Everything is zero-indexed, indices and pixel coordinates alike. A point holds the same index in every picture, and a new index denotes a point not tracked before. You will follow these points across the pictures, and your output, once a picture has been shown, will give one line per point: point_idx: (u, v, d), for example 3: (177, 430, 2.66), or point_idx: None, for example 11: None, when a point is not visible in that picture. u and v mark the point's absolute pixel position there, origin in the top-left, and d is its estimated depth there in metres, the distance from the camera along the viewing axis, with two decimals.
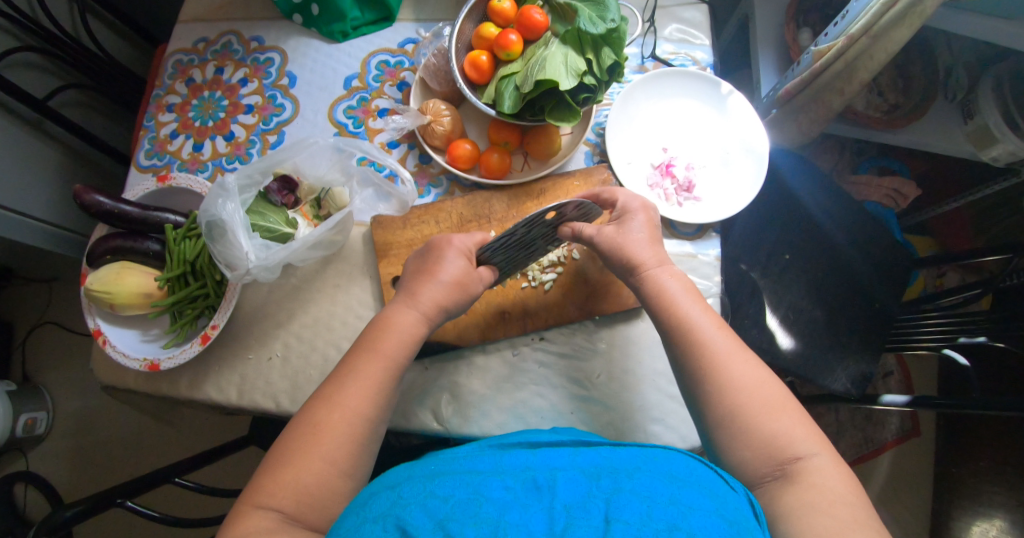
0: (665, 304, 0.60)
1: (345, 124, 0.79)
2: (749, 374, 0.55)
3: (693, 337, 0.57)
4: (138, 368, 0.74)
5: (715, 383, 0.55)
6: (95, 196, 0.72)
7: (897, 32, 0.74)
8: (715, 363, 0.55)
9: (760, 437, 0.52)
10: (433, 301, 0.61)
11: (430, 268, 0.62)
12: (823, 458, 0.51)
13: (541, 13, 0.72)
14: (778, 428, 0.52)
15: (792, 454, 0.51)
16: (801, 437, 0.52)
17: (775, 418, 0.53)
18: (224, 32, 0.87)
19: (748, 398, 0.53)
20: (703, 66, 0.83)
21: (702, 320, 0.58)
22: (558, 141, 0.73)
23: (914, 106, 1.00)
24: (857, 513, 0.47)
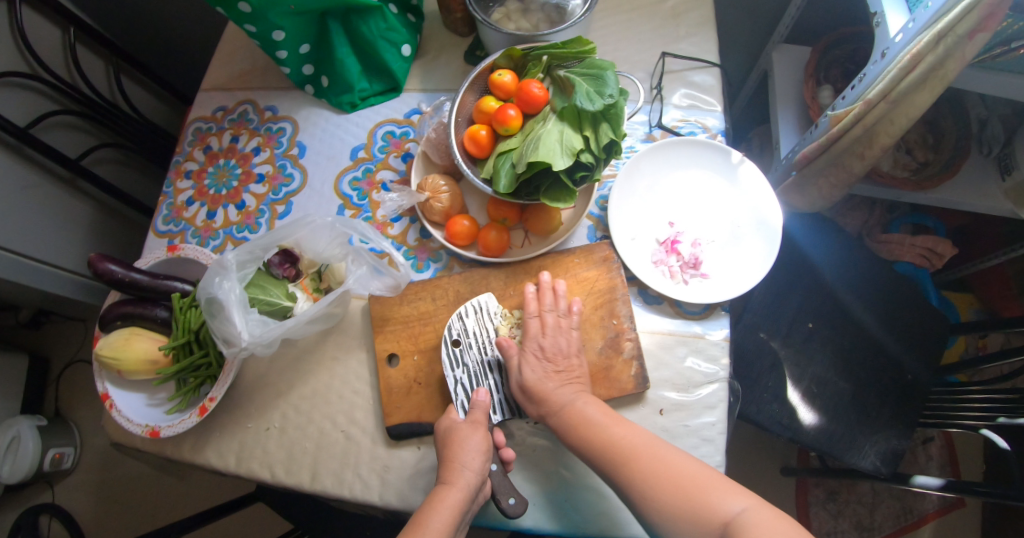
0: (583, 431, 0.61)
1: (349, 196, 0.80)
2: (666, 466, 0.57)
3: (610, 452, 0.59)
4: (141, 434, 0.75)
5: (639, 487, 0.57)
6: (109, 264, 0.75)
7: (918, 96, 0.72)
8: (635, 472, 0.57)
9: (697, 518, 0.54)
10: (466, 464, 0.60)
11: (451, 442, 0.62)
12: (752, 509, 0.53)
13: (540, 87, 0.71)
14: (707, 500, 0.54)
15: (723, 518, 0.53)
16: (728, 498, 0.54)
17: (705, 492, 0.54)
18: (241, 101, 0.90)
19: (666, 489, 0.56)
20: (714, 132, 0.80)
21: (614, 432, 0.60)
22: (557, 218, 0.71)
23: (946, 164, 0.93)
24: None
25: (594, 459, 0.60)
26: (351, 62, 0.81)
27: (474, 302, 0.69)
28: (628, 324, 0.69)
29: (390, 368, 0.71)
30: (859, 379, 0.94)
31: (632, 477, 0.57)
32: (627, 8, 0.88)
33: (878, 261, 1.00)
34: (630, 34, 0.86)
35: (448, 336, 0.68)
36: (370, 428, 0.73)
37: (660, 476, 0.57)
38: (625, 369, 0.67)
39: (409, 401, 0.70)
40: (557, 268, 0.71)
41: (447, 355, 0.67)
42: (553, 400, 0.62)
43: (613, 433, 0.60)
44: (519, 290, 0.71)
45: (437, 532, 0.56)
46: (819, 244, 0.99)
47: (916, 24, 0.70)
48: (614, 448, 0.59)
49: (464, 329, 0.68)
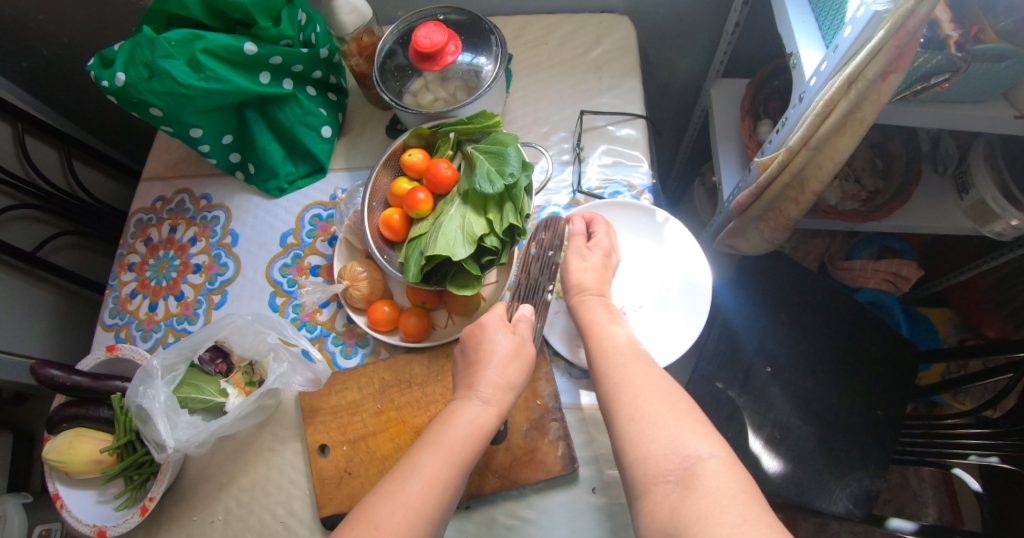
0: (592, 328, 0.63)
1: (280, 283, 0.80)
2: (660, 380, 0.56)
3: (605, 351, 0.60)
4: (90, 534, 0.76)
5: (623, 390, 0.55)
6: (50, 370, 0.77)
7: (840, 140, 0.69)
8: (627, 371, 0.57)
9: (664, 435, 0.50)
10: (503, 385, 0.59)
11: (479, 356, 0.61)
12: (721, 458, 0.48)
13: (449, 166, 0.71)
14: (680, 430, 0.50)
15: (693, 454, 0.48)
16: (703, 439, 0.49)
17: (681, 419, 0.51)
18: (179, 190, 0.92)
19: (651, 401, 0.53)
20: (640, 189, 0.79)
21: (622, 339, 0.61)
22: (475, 299, 0.71)
23: (897, 190, 0.89)
24: (750, 511, 0.44)
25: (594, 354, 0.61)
26: (273, 148, 0.82)
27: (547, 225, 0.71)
28: (552, 403, 0.69)
29: (321, 458, 0.70)
30: (825, 419, 0.90)
31: (623, 374, 0.57)
32: (547, 65, 0.88)
33: (832, 293, 0.97)
34: (550, 92, 0.86)
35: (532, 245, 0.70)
36: (307, 519, 0.73)
37: (647, 385, 0.55)
38: (551, 450, 0.67)
39: (340, 492, 0.69)
40: None
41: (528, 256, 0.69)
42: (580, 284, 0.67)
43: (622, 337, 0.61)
44: (442, 374, 0.70)
45: (456, 444, 0.54)
46: (769, 279, 0.98)
47: (828, 67, 0.67)
48: (617, 344, 0.60)
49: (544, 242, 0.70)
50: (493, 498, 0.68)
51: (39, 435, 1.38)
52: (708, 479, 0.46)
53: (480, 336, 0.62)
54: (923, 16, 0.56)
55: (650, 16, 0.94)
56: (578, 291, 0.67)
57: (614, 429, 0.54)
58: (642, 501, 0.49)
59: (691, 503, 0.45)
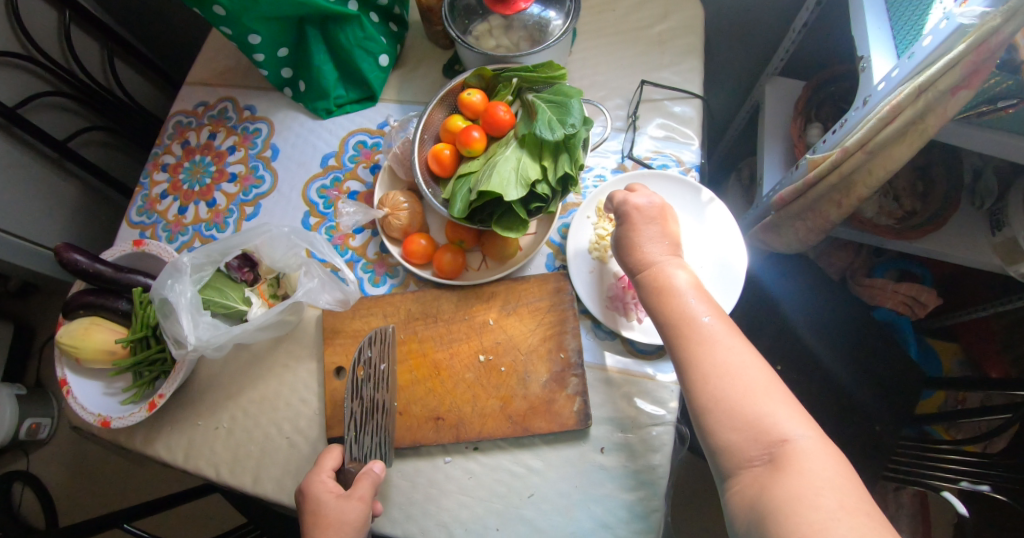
0: (662, 296, 0.60)
1: (316, 204, 0.80)
2: (734, 356, 0.54)
3: (680, 324, 0.57)
4: (93, 422, 0.76)
5: (701, 370, 0.54)
6: (74, 254, 0.76)
7: (897, 149, 0.68)
8: (701, 351, 0.55)
9: (744, 421, 0.51)
10: None
11: (316, 519, 0.57)
12: (811, 441, 0.49)
13: (507, 110, 0.71)
14: (768, 413, 0.50)
15: (781, 438, 0.49)
16: (789, 419, 0.50)
17: (761, 401, 0.51)
18: (223, 98, 0.92)
19: (733, 383, 0.52)
20: (688, 167, 0.79)
21: (696, 309, 0.58)
22: (514, 245, 0.71)
23: (933, 215, 0.87)
24: (847, 498, 0.45)
25: (665, 326, 0.59)
26: (327, 68, 0.81)
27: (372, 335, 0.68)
28: (575, 359, 0.68)
29: (336, 380, 0.71)
30: (825, 426, 0.91)
31: (698, 350, 0.55)
32: (610, 31, 0.87)
33: (848, 307, 0.98)
34: (611, 58, 0.85)
35: (353, 365, 0.67)
36: (313, 437, 0.73)
37: (721, 366, 0.54)
38: (567, 405, 0.67)
39: None
40: (509, 296, 0.70)
41: (347, 385, 0.66)
42: (647, 256, 0.63)
43: (695, 306, 0.58)
44: (469, 315, 0.70)
45: None
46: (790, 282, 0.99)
47: (899, 74, 0.66)
48: (691, 319, 0.57)
49: (370, 358, 0.67)
50: (502, 442, 0.69)
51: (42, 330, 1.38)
52: (800, 460, 0.48)
53: (318, 519, 0.57)
54: (1010, 34, 0.54)
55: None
56: (641, 261, 0.64)
57: (693, 411, 0.55)
58: (729, 481, 0.51)
59: (780, 483, 0.47)
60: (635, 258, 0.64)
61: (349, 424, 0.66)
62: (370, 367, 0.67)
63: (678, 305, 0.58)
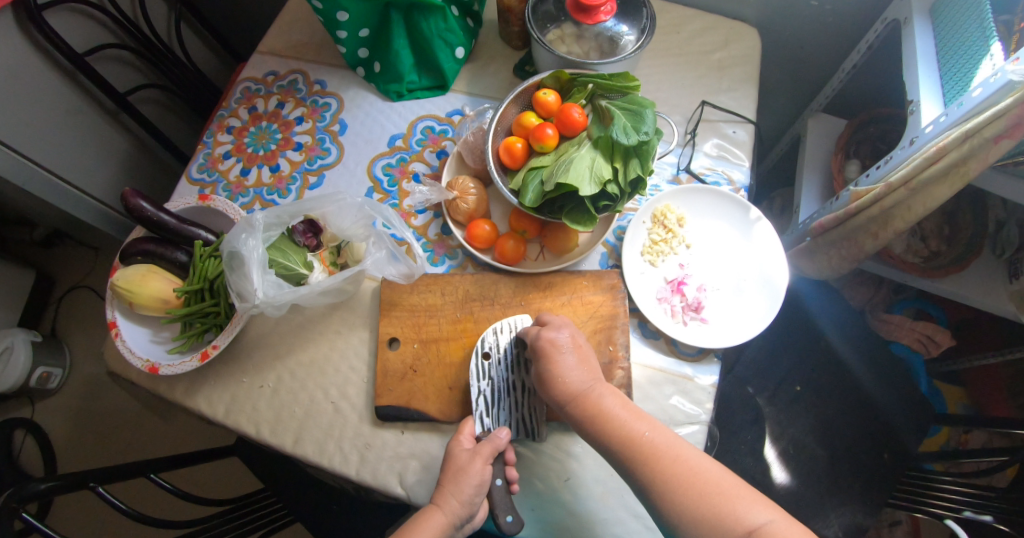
0: (599, 423, 0.60)
1: (380, 180, 0.83)
2: (683, 466, 0.56)
3: (626, 448, 0.58)
4: (140, 367, 0.77)
5: (659, 489, 0.55)
6: (140, 201, 0.77)
7: (937, 189, 0.71)
8: (652, 470, 0.56)
9: (714, 526, 0.52)
10: (463, 498, 0.59)
11: (455, 466, 0.61)
12: (775, 522, 0.51)
13: (581, 112, 0.74)
14: (730, 507, 0.52)
15: (748, 527, 0.51)
16: (750, 510, 0.52)
17: (723, 500, 0.53)
18: (293, 70, 0.94)
19: (691, 489, 0.54)
20: (738, 186, 0.83)
21: (635, 431, 0.58)
22: (575, 240, 0.74)
23: (958, 257, 0.93)
24: None
25: (611, 456, 0.59)
26: (405, 53, 0.85)
27: (507, 320, 0.71)
28: (623, 352, 0.71)
29: (389, 351, 0.73)
30: (836, 449, 0.94)
31: (648, 471, 0.56)
32: (675, 52, 0.91)
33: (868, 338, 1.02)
34: (674, 77, 0.89)
35: (480, 349, 0.70)
36: (359, 405, 0.74)
37: (676, 478, 0.55)
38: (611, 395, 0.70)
39: (401, 386, 0.72)
40: (565, 287, 0.74)
41: (476, 366, 0.69)
42: (571, 382, 0.62)
43: (634, 423, 0.59)
44: (525, 301, 0.73)
45: None
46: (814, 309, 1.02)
47: (947, 118, 0.69)
48: (632, 439, 0.58)
49: (497, 343, 0.70)
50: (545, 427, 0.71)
51: (60, 281, 1.45)
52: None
53: (455, 469, 0.61)
54: None
55: (776, 35, 0.98)
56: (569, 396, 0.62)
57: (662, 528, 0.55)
58: None
59: None
60: (562, 394, 0.62)
61: (480, 403, 0.68)
62: (499, 351, 0.69)
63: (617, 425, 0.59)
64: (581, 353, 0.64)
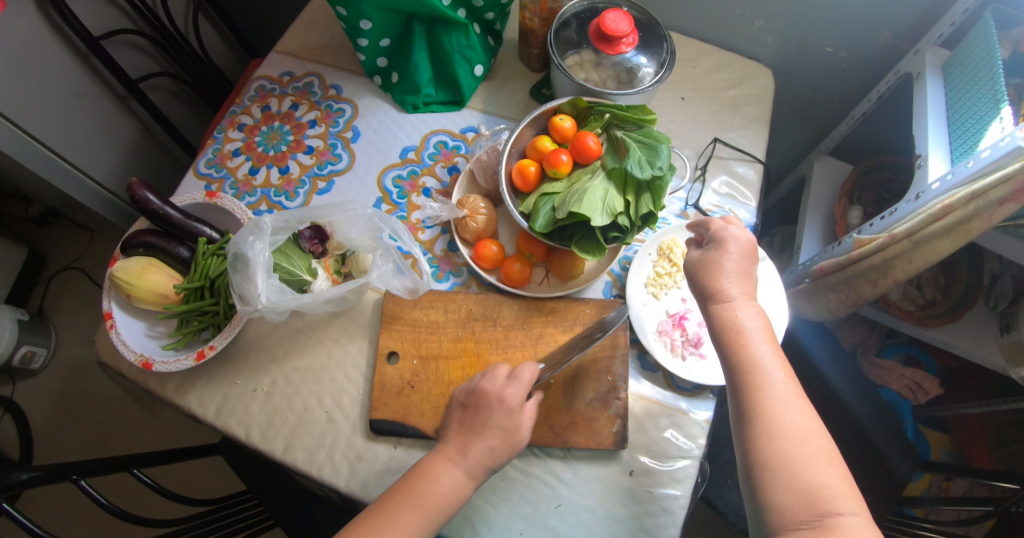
0: (736, 336, 0.56)
1: (390, 192, 0.83)
2: (805, 422, 0.52)
3: (752, 371, 0.54)
4: (133, 361, 0.76)
5: (768, 426, 0.52)
6: (147, 193, 0.77)
7: (940, 243, 0.72)
8: (769, 405, 0.52)
9: (799, 484, 0.49)
10: (491, 429, 0.61)
11: (486, 391, 0.64)
12: (859, 518, 0.48)
13: (596, 141, 0.75)
14: (827, 481, 0.49)
15: (832, 510, 0.48)
16: (844, 494, 0.49)
17: (820, 469, 0.50)
18: (310, 72, 0.94)
19: (799, 444, 0.51)
20: (744, 225, 0.83)
21: (769, 362, 0.54)
22: (580, 267, 0.74)
23: (951, 308, 0.96)
24: None
25: (733, 372, 0.55)
26: (424, 67, 0.85)
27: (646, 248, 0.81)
28: (621, 384, 0.72)
29: (388, 365, 0.73)
30: None
31: (768, 403, 0.52)
32: (690, 86, 0.92)
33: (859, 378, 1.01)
34: (687, 111, 0.90)
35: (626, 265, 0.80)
36: (353, 416, 0.74)
37: (791, 426, 0.51)
38: (605, 425, 0.70)
39: (397, 401, 0.71)
40: (568, 313, 0.74)
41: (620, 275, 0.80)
42: (724, 290, 0.59)
43: (777, 363, 0.54)
44: (527, 324, 0.73)
45: (446, 483, 0.59)
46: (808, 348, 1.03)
47: (954, 177, 0.70)
48: (765, 371, 0.54)
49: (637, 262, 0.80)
50: (537, 451, 0.71)
51: (52, 260, 1.44)
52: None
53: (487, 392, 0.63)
54: None
55: (789, 76, 0.99)
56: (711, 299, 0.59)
57: (746, 458, 0.53)
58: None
59: None
60: (706, 295, 0.60)
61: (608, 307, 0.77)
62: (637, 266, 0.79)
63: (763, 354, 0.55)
64: (743, 265, 0.61)
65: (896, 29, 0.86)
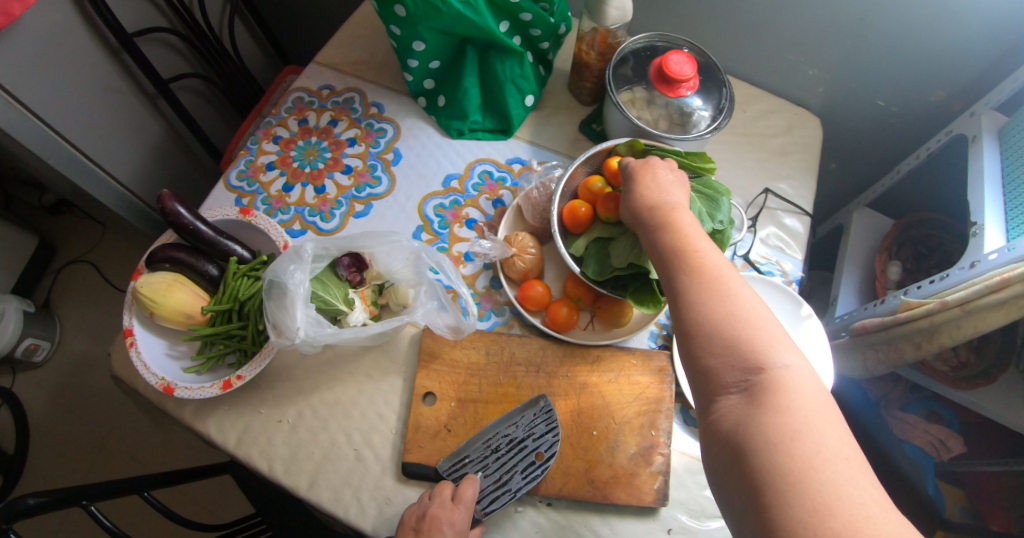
0: (665, 227, 0.58)
1: (431, 221, 0.80)
2: (735, 291, 0.52)
3: (679, 250, 0.55)
4: (153, 383, 0.72)
5: (697, 297, 0.52)
6: (177, 206, 0.73)
7: (992, 315, 0.70)
8: (698, 277, 0.53)
9: (733, 346, 0.49)
10: (456, 527, 0.59)
11: (443, 491, 0.62)
12: (798, 372, 0.47)
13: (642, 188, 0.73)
14: (762, 340, 0.49)
15: (763, 365, 0.48)
16: (781, 353, 0.48)
17: (753, 328, 0.49)
18: (351, 87, 0.91)
19: (733, 311, 0.50)
20: (790, 278, 0.81)
21: (699, 244, 0.56)
22: (629, 316, 0.71)
23: (983, 371, 0.94)
24: (837, 428, 0.45)
25: (664, 256, 0.56)
26: (473, 93, 0.82)
27: None
28: (664, 439, 0.70)
29: (424, 405, 0.70)
30: None
31: (699, 277, 0.53)
32: (741, 131, 0.90)
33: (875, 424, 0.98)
34: (737, 157, 0.88)
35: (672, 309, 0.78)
36: (383, 456, 0.71)
37: (725, 292, 0.52)
38: (647, 481, 0.68)
39: (431, 444, 0.68)
40: (613, 363, 0.72)
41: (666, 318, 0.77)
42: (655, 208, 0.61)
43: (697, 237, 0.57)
44: (570, 372, 0.71)
45: None
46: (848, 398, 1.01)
47: (1013, 251, 0.69)
48: (688, 245, 0.55)
49: None
50: (574, 505, 0.69)
51: (60, 250, 1.39)
52: (785, 394, 0.46)
53: (444, 493, 0.62)
54: None
55: (836, 125, 0.98)
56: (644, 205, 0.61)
57: (679, 337, 0.53)
58: (710, 410, 0.49)
59: (764, 403, 0.46)
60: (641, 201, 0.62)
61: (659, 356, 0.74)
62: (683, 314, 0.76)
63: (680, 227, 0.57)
64: (677, 180, 0.64)
65: (952, 89, 0.85)
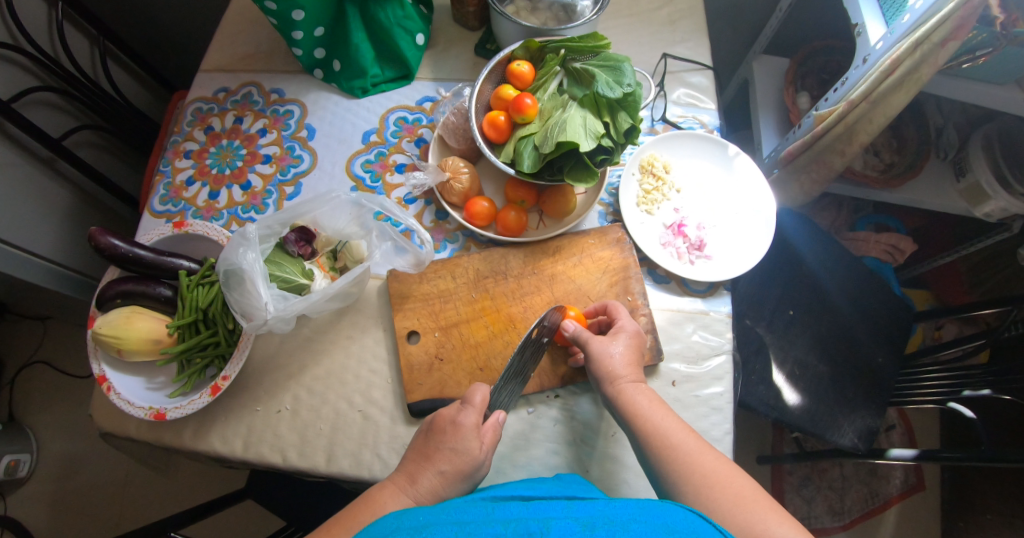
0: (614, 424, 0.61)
1: (362, 178, 0.81)
2: (659, 411, 0.62)
3: (604, 367, 0.64)
4: (143, 417, 0.70)
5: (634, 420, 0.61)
6: (111, 238, 0.70)
7: (896, 97, 0.75)
8: (627, 396, 0.63)
9: (667, 448, 0.59)
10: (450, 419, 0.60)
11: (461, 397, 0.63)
12: (716, 471, 0.56)
13: (532, 99, 0.73)
14: (688, 446, 0.58)
15: (692, 459, 0.57)
16: (703, 455, 0.58)
17: (679, 436, 0.59)
18: (245, 82, 0.90)
19: (662, 424, 0.60)
20: (710, 128, 0.86)
21: (621, 369, 0.64)
22: (573, 201, 0.75)
23: (908, 165, 0.99)
24: (757, 494, 0.54)
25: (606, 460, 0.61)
26: (365, 47, 0.83)
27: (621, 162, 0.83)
28: (642, 300, 0.73)
29: (410, 345, 0.71)
30: (840, 363, 0.97)
31: (627, 399, 0.62)
32: (627, 12, 0.93)
33: (830, 245, 1.04)
34: (631, 36, 0.92)
35: (611, 186, 0.82)
36: (388, 407, 0.72)
37: (664, 456, 0.58)
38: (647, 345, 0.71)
39: (429, 378, 0.70)
40: (574, 248, 0.75)
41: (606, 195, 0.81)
42: (615, 370, 0.64)
43: (616, 371, 0.64)
44: (536, 269, 0.74)
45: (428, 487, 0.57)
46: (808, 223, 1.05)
47: (895, 34, 0.72)
48: (598, 354, 0.64)
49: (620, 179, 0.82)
50: (578, 386, 0.72)
51: (8, 361, 1.33)
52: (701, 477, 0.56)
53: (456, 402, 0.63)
54: None
55: None
56: (610, 379, 0.64)
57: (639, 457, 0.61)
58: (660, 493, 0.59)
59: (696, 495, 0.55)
60: (603, 378, 0.64)
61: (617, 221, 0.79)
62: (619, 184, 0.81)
63: (599, 346, 0.65)
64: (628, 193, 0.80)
65: None
